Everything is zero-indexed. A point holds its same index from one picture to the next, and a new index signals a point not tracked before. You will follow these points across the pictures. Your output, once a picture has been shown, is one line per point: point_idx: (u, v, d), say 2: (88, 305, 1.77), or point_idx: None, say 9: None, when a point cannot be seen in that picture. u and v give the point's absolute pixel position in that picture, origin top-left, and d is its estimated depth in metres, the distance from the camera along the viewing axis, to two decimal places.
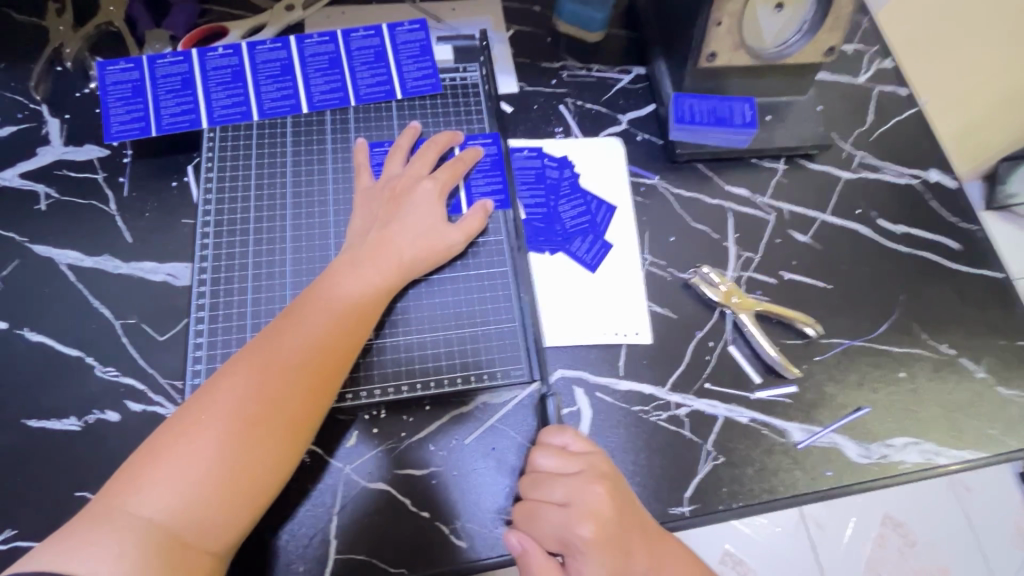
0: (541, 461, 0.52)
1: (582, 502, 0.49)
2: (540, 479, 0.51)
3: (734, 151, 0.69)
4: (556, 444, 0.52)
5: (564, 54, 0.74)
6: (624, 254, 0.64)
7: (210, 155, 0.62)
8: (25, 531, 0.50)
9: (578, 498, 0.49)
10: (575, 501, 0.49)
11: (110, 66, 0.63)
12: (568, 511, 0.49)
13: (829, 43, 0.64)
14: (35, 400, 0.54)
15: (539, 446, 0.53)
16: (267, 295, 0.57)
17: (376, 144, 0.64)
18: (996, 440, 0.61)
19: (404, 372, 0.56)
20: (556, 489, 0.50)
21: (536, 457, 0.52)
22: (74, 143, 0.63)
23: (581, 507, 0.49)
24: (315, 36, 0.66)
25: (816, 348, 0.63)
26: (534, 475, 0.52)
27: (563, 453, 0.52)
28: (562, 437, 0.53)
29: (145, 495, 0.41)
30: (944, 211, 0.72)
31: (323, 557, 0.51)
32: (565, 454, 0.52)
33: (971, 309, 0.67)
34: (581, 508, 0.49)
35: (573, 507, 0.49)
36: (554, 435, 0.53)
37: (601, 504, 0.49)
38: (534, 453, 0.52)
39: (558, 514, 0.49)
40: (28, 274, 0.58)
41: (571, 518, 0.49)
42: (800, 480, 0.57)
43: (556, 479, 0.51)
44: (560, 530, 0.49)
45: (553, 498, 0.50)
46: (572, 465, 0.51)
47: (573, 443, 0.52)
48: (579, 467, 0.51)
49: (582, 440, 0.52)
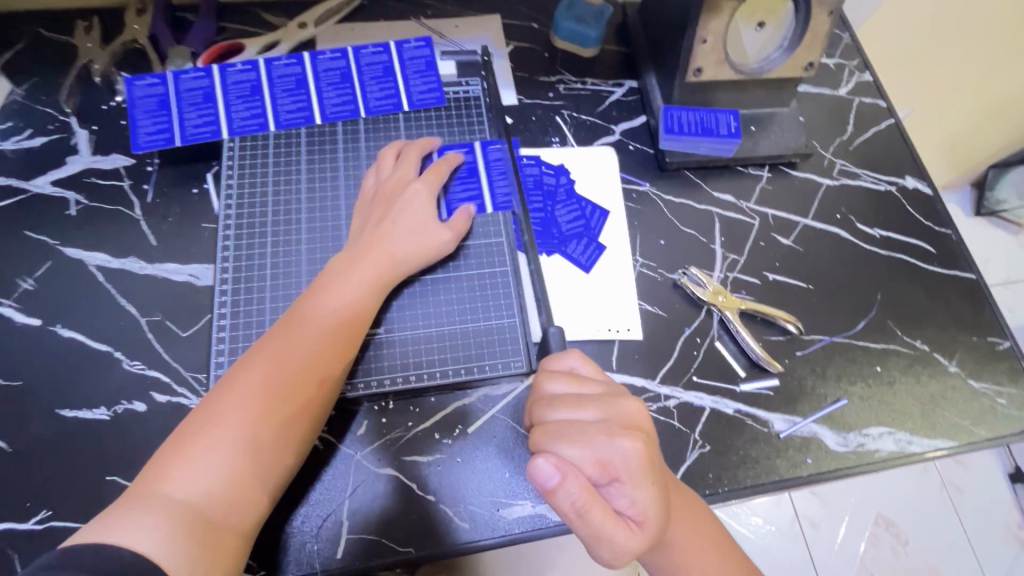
0: (555, 383, 0.49)
1: (615, 415, 0.46)
2: (562, 401, 0.47)
3: (720, 159, 0.74)
4: (563, 367, 0.51)
5: (560, 68, 0.79)
6: (617, 256, 0.69)
7: (230, 163, 0.66)
8: (60, 512, 0.53)
9: (611, 412, 0.46)
10: (608, 415, 0.46)
11: (137, 80, 0.67)
12: (605, 424, 0.45)
13: (807, 59, 0.69)
14: (68, 391, 0.58)
15: (548, 370, 0.50)
16: (284, 293, 0.61)
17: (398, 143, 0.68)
18: (967, 430, 0.65)
19: (411, 364, 0.60)
20: (586, 407, 0.46)
21: (547, 380, 0.49)
22: (101, 153, 0.68)
23: (616, 420, 0.46)
24: (328, 52, 0.71)
25: (798, 344, 0.67)
26: (551, 398, 0.48)
27: (575, 374, 0.49)
28: (567, 362, 0.51)
29: (175, 479, 0.45)
30: (920, 216, 0.76)
31: (336, 537, 0.54)
32: (578, 377, 0.49)
33: (944, 307, 0.71)
34: (617, 421, 0.46)
35: (608, 420, 0.46)
36: (560, 359, 0.51)
37: (635, 416, 0.47)
38: (545, 379, 0.49)
39: (594, 429, 0.45)
40: (59, 274, 0.62)
41: (608, 431, 0.44)
42: (782, 467, 0.61)
43: (581, 398, 0.47)
44: (601, 446, 0.43)
45: (584, 416, 0.46)
46: (590, 388, 0.48)
47: (580, 366, 0.51)
48: (600, 385, 0.49)
49: (591, 365, 0.51)
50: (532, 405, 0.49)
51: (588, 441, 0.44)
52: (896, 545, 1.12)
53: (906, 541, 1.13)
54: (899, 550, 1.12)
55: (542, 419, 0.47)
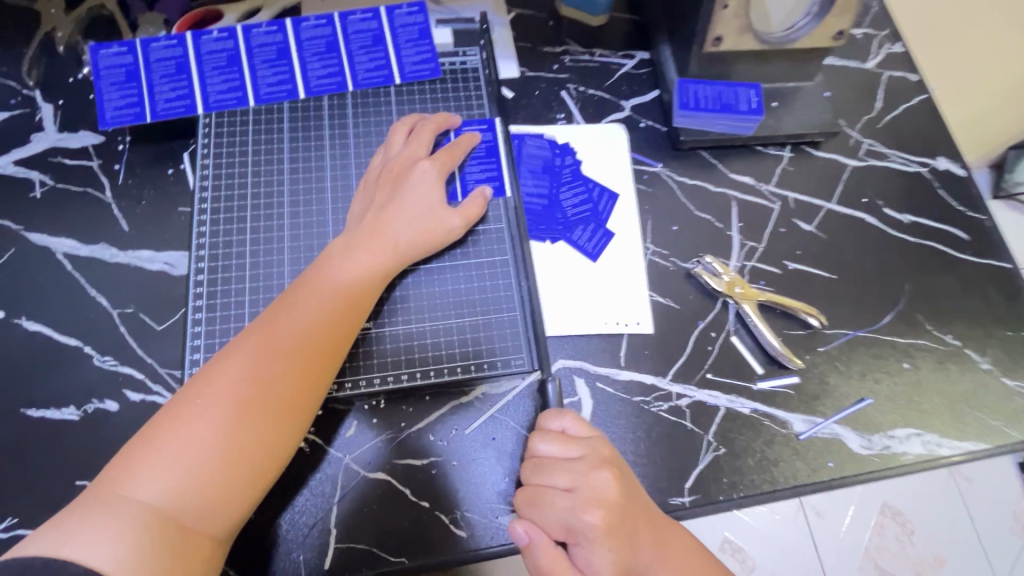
0: (540, 445, 0.49)
1: (588, 488, 0.46)
2: (537, 465, 0.47)
3: (739, 138, 0.68)
4: (556, 427, 0.50)
5: (566, 38, 0.73)
6: (626, 243, 0.64)
7: (205, 141, 0.61)
8: (26, 519, 0.50)
9: (582, 484, 0.46)
10: (580, 486, 0.46)
11: (102, 48, 0.61)
12: (572, 496, 0.45)
13: (838, 27, 0.62)
14: (34, 389, 0.53)
15: (539, 430, 0.49)
16: (265, 283, 0.56)
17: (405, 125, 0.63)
18: (999, 431, 0.61)
19: (404, 360, 0.55)
20: (558, 475, 0.46)
21: (535, 440, 0.49)
22: (68, 130, 0.62)
23: (585, 492, 0.45)
24: (312, 19, 0.65)
25: (820, 338, 0.62)
26: (533, 460, 0.48)
27: (563, 436, 0.48)
28: (561, 421, 0.50)
29: (143, 478, 0.41)
30: (952, 200, 0.70)
31: (323, 546, 0.51)
32: (566, 438, 0.48)
33: (977, 299, 0.66)
34: (585, 494, 0.45)
35: (578, 492, 0.46)
36: (553, 419, 0.50)
37: (607, 491, 0.45)
38: (533, 439, 0.49)
39: (560, 499, 0.45)
40: (24, 262, 0.58)
41: (573, 504, 0.45)
42: (801, 471, 0.57)
43: (559, 464, 0.47)
44: (564, 517, 0.45)
45: (556, 483, 0.46)
46: (572, 451, 0.48)
47: (573, 427, 0.49)
48: (583, 449, 0.48)
49: (581, 424, 0.49)
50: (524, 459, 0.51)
51: (552, 512, 0.45)
52: (901, 535, 1.07)
53: (912, 529, 1.08)
54: (905, 540, 1.07)
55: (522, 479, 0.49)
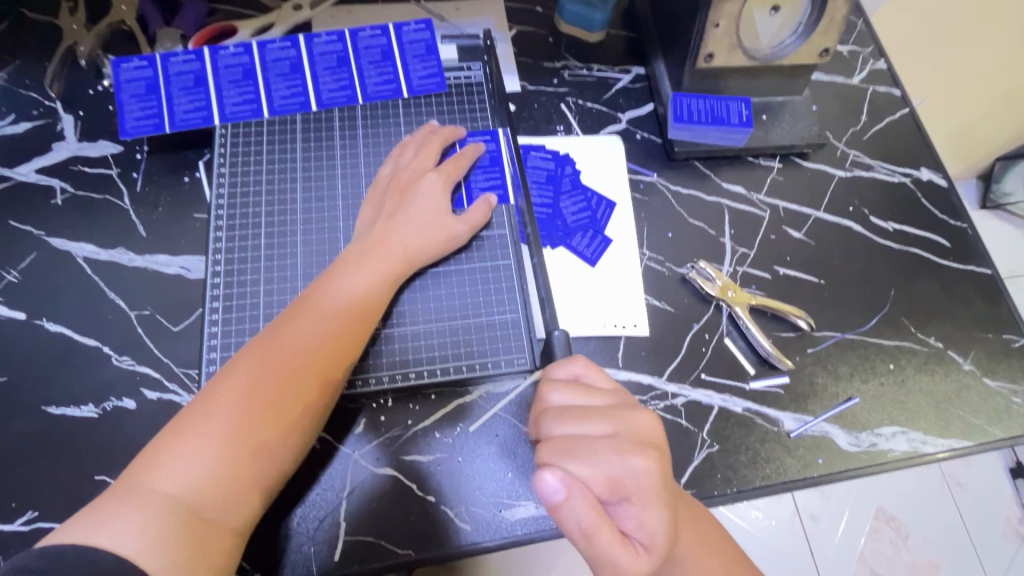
0: (559, 394, 0.47)
1: (626, 431, 0.44)
2: (567, 413, 0.45)
3: (731, 150, 0.71)
4: (569, 376, 0.49)
5: (565, 54, 0.76)
6: (624, 249, 0.66)
7: (221, 150, 0.64)
8: (47, 513, 0.52)
9: (620, 428, 0.44)
10: (618, 430, 0.44)
11: (123, 62, 0.64)
12: (615, 440, 0.43)
13: (823, 45, 0.66)
14: (54, 387, 0.55)
15: (552, 381, 0.48)
16: (278, 286, 0.58)
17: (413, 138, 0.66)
18: (981, 429, 0.63)
19: (411, 360, 0.58)
20: (593, 420, 0.45)
21: (550, 391, 0.47)
22: (88, 139, 0.65)
23: (626, 436, 0.44)
24: (324, 35, 0.68)
25: (809, 341, 0.65)
26: (557, 410, 0.46)
27: (580, 386, 0.48)
28: (573, 370, 0.49)
29: (168, 472, 0.43)
30: (934, 209, 0.74)
31: (333, 538, 0.53)
32: (584, 388, 0.47)
33: (959, 303, 0.69)
34: (628, 437, 0.44)
35: (618, 436, 0.44)
36: (563, 368, 0.49)
37: (645, 431, 0.45)
38: (550, 389, 0.47)
39: (605, 444, 0.43)
40: (45, 266, 0.60)
41: (617, 448, 0.43)
42: (792, 467, 0.60)
43: (588, 411, 0.45)
44: (611, 463, 0.42)
45: (593, 430, 0.44)
46: (594, 399, 0.47)
47: (588, 375, 0.49)
48: (605, 397, 0.47)
49: (596, 374, 0.49)
50: (536, 418, 0.47)
51: (600, 459, 0.42)
52: (895, 539, 1.09)
53: (906, 534, 1.10)
54: (899, 544, 1.09)
55: (549, 434, 0.45)
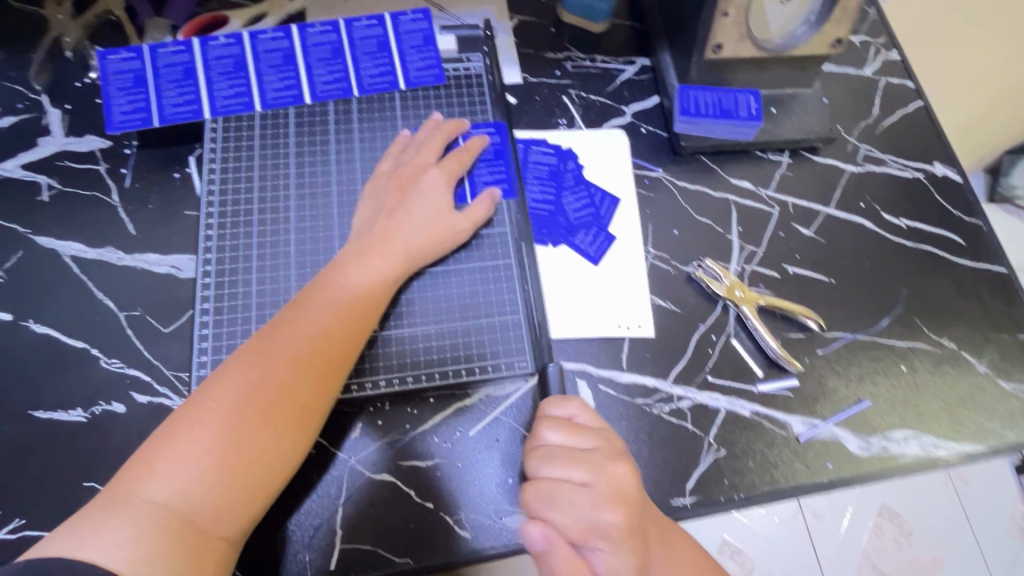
0: (550, 434, 0.49)
1: (605, 481, 0.46)
2: (552, 456, 0.47)
3: (739, 144, 0.69)
4: (563, 414, 0.51)
5: (568, 44, 0.74)
6: (628, 247, 0.64)
7: (212, 145, 0.62)
8: (34, 520, 0.50)
9: (600, 478, 0.46)
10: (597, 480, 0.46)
11: (110, 54, 0.62)
12: (590, 491, 0.46)
13: (836, 35, 0.63)
14: (41, 391, 0.54)
15: (547, 418, 0.50)
16: (272, 285, 0.57)
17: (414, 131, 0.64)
18: (995, 433, 0.62)
19: (409, 362, 0.56)
20: (574, 467, 0.47)
21: (545, 429, 0.49)
22: (75, 134, 0.63)
23: (603, 486, 0.46)
24: (318, 25, 0.65)
25: (818, 341, 0.63)
26: (544, 450, 0.48)
27: (573, 425, 0.49)
28: (567, 409, 0.51)
29: (159, 481, 0.41)
30: (948, 205, 0.72)
31: (329, 546, 0.51)
32: (575, 428, 0.49)
33: (973, 303, 0.67)
34: (604, 489, 0.46)
35: (595, 487, 0.46)
36: (558, 406, 0.51)
37: (624, 482, 0.47)
38: (544, 427, 0.49)
39: (580, 495, 0.45)
40: (31, 265, 0.58)
41: (592, 499, 0.45)
42: (800, 472, 0.58)
43: (572, 457, 0.47)
44: (583, 514, 0.45)
45: (573, 477, 0.46)
46: (583, 441, 0.48)
47: (580, 416, 0.50)
48: (594, 440, 0.49)
49: (590, 414, 0.50)
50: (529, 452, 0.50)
51: (573, 507, 0.45)
52: (899, 537, 1.08)
53: (909, 531, 1.09)
54: (903, 542, 1.08)
55: (534, 474, 0.48)
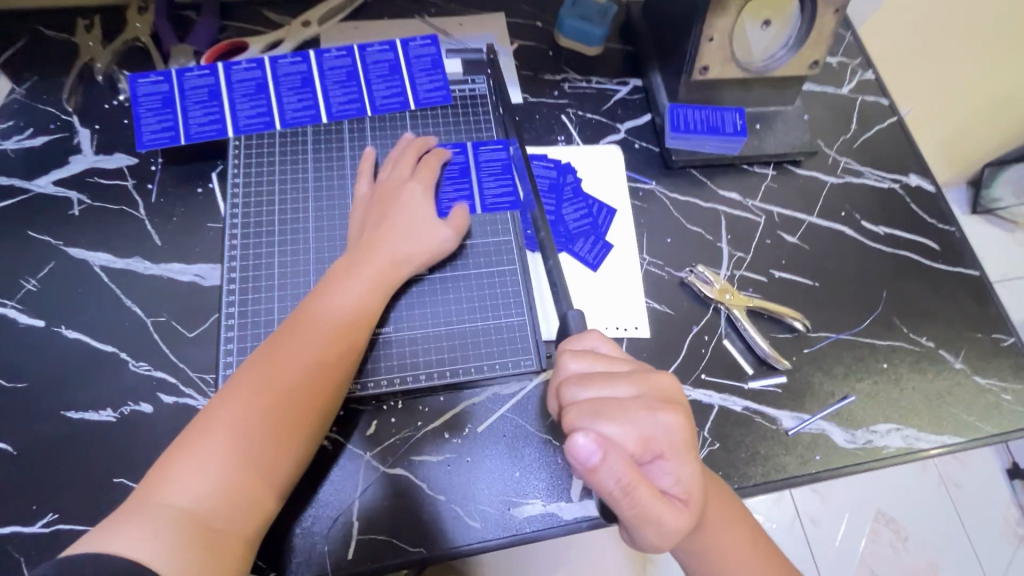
0: (578, 362, 0.48)
1: (651, 390, 0.47)
2: (590, 379, 0.47)
3: (727, 157, 0.74)
4: (584, 347, 0.51)
5: (565, 67, 0.79)
6: (625, 254, 0.69)
7: (235, 161, 0.66)
8: (66, 515, 0.53)
9: (646, 388, 0.47)
10: (642, 391, 0.47)
11: (140, 78, 0.66)
12: (643, 400, 0.46)
13: (813, 57, 0.69)
14: (72, 392, 0.57)
15: (570, 349, 0.50)
16: (292, 291, 0.60)
17: (383, 152, 0.68)
18: (973, 426, 0.65)
19: (420, 362, 0.59)
20: (618, 383, 0.46)
21: (569, 359, 0.49)
22: (104, 152, 0.67)
23: (653, 395, 0.46)
24: (334, 50, 0.70)
25: (805, 341, 0.67)
26: (579, 376, 0.47)
27: (598, 352, 0.50)
28: (589, 343, 0.51)
29: (175, 487, 0.44)
30: (924, 213, 0.76)
31: (346, 537, 0.54)
32: (601, 355, 0.49)
33: (950, 304, 0.71)
34: (654, 396, 0.46)
35: (645, 396, 0.46)
36: (581, 341, 0.51)
37: (669, 393, 0.47)
38: (567, 357, 0.49)
39: (635, 406, 0.45)
40: (63, 274, 0.62)
41: (647, 407, 0.45)
42: (791, 464, 0.61)
43: (609, 375, 0.47)
44: (642, 423, 0.44)
45: (620, 393, 0.46)
46: (615, 364, 0.49)
47: (603, 347, 0.51)
48: (625, 361, 0.49)
49: (611, 343, 0.52)
50: (556, 385, 0.48)
51: (631, 419, 0.44)
52: (895, 541, 1.11)
53: (906, 535, 1.11)
54: (899, 547, 1.10)
55: (574, 399, 0.46)
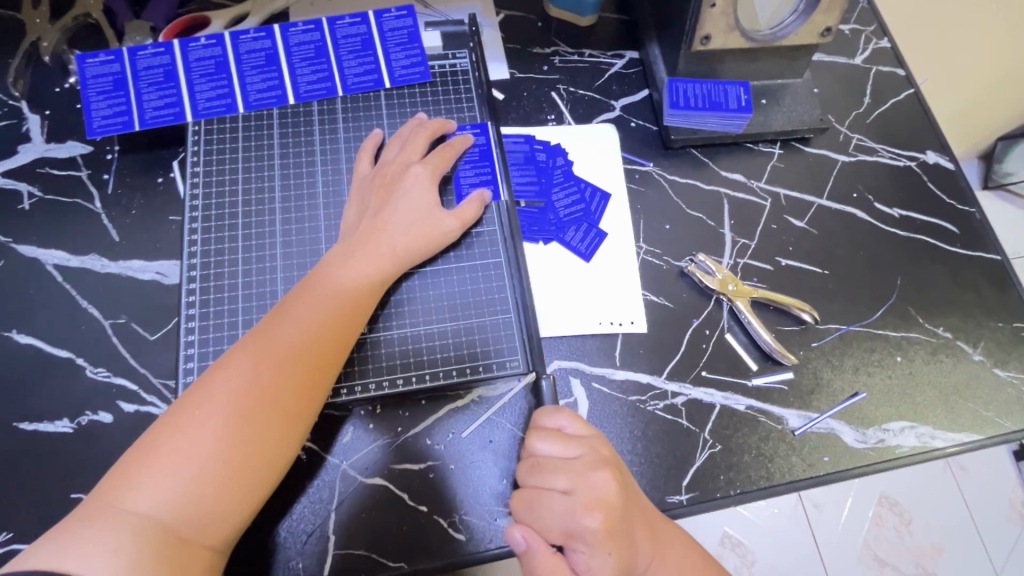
0: (540, 444, 0.47)
1: (586, 490, 0.44)
2: (537, 465, 0.46)
3: (730, 136, 0.68)
4: (552, 425, 0.48)
5: (555, 39, 0.73)
6: (619, 243, 0.64)
7: (195, 148, 0.61)
8: (21, 533, 0.49)
9: (581, 486, 0.45)
10: (577, 489, 0.45)
11: (89, 57, 0.61)
12: (571, 499, 0.44)
13: (826, 24, 0.62)
14: (26, 402, 0.53)
15: (536, 429, 0.48)
16: (258, 290, 0.56)
17: (390, 135, 0.63)
18: (992, 422, 0.61)
19: (399, 364, 0.55)
20: (556, 476, 0.45)
21: (533, 440, 0.48)
22: (56, 140, 0.62)
23: (584, 496, 0.44)
24: (300, 24, 0.64)
25: (813, 334, 0.62)
26: (532, 459, 0.47)
27: (561, 435, 0.47)
28: (557, 420, 0.48)
29: (141, 491, 0.40)
30: (941, 193, 0.71)
31: (322, 553, 0.51)
32: (565, 437, 0.47)
33: (968, 292, 0.67)
34: (585, 496, 0.44)
35: (577, 495, 0.44)
36: (550, 416, 0.49)
37: (608, 493, 0.44)
38: (532, 439, 0.47)
39: (561, 503, 0.44)
40: (14, 274, 0.57)
41: (571, 508, 0.44)
42: (797, 466, 0.58)
43: (553, 466, 0.46)
44: (562, 520, 0.44)
45: (554, 485, 0.45)
46: (571, 451, 0.46)
47: (570, 425, 0.48)
48: (580, 451, 0.46)
49: (579, 423, 0.48)
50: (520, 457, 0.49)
51: (552, 515, 0.44)
52: (899, 525, 1.08)
53: (910, 519, 1.09)
54: (903, 530, 1.08)
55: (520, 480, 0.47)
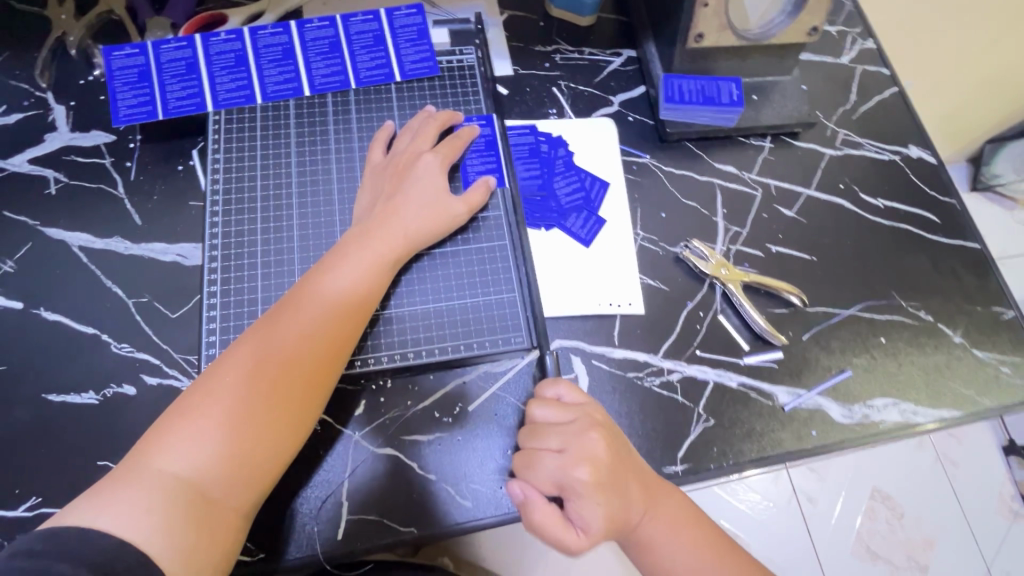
0: (537, 410, 0.52)
1: (578, 447, 0.49)
2: (534, 428, 0.51)
3: (722, 129, 0.72)
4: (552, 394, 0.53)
5: (557, 37, 0.76)
6: (618, 230, 0.67)
7: (215, 137, 0.64)
8: (49, 498, 0.52)
9: (573, 444, 0.49)
10: (569, 447, 0.49)
11: (115, 50, 0.64)
12: (563, 456, 0.48)
13: (811, 23, 0.65)
14: (53, 375, 0.56)
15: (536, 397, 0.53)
16: (276, 269, 0.59)
17: (401, 127, 0.66)
18: (972, 400, 0.65)
19: (410, 340, 0.58)
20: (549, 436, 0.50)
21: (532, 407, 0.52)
22: (81, 129, 0.65)
23: (576, 452, 0.48)
24: (316, 21, 0.68)
25: (802, 316, 0.66)
26: (532, 424, 0.52)
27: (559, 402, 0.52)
28: (557, 390, 0.52)
29: (172, 453, 0.43)
30: (924, 185, 0.75)
31: (336, 517, 0.53)
32: (560, 403, 0.52)
33: (949, 278, 0.70)
34: (576, 453, 0.48)
35: (568, 452, 0.49)
36: (549, 387, 0.52)
37: (597, 450, 0.49)
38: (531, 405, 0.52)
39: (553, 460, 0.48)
40: (40, 255, 0.60)
41: (563, 463, 0.48)
42: (786, 439, 0.61)
43: (549, 427, 0.50)
44: (555, 475, 0.48)
45: (549, 445, 0.49)
46: (565, 415, 0.51)
47: (567, 395, 0.52)
48: (574, 414, 0.51)
49: (576, 392, 0.52)
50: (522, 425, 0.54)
51: (545, 470, 0.48)
52: (891, 518, 1.10)
53: (902, 513, 1.11)
54: (895, 524, 1.10)
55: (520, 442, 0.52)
